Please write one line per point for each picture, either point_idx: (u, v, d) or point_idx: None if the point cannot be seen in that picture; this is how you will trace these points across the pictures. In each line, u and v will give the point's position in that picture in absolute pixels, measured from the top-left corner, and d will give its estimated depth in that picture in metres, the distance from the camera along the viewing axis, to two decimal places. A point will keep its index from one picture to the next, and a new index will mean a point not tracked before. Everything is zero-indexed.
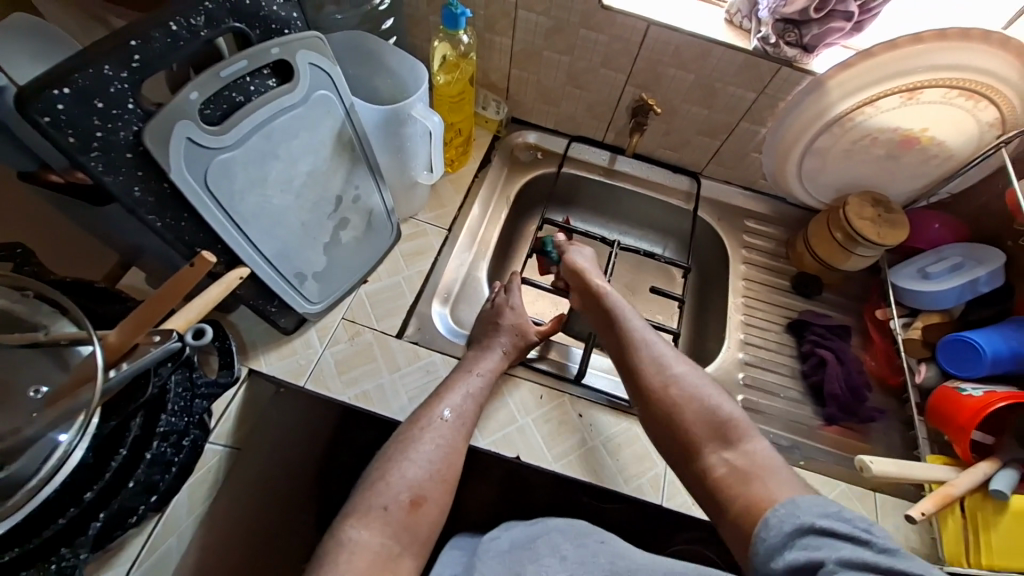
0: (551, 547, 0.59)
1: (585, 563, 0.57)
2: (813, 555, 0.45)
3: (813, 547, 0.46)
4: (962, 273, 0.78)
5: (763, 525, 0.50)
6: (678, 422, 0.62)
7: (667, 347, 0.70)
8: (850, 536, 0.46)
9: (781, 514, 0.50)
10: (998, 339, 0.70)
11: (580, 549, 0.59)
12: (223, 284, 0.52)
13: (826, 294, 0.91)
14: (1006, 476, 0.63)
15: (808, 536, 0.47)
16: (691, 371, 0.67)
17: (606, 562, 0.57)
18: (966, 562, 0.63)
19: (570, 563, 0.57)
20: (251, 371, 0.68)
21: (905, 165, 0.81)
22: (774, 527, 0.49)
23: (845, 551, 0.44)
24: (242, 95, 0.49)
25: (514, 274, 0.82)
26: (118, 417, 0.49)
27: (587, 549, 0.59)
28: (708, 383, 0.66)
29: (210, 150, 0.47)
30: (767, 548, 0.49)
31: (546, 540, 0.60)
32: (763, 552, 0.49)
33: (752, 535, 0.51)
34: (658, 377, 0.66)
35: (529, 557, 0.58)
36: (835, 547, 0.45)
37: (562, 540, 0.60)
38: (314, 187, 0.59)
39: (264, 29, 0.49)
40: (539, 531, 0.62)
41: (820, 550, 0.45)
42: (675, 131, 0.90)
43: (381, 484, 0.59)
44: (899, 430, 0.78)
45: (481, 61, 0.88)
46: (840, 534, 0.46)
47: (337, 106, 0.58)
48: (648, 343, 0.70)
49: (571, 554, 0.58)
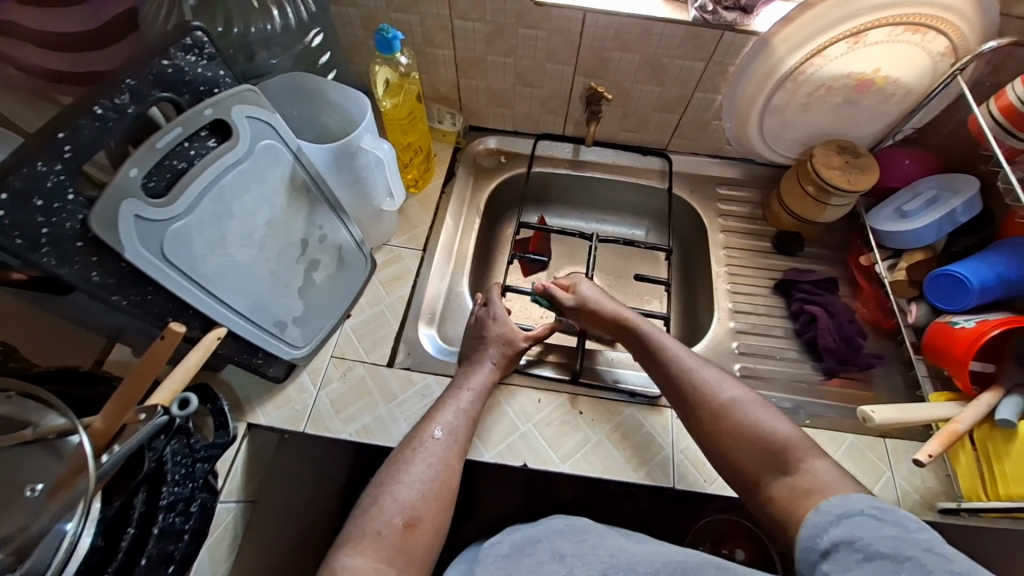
0: (549, 547, 0.60)
1: (584, 557, 0.58)
2: (860, 534, 0.46)
3: (860, 527, 0.47)
4: (939, 207, 0.77)
5: (813, 512, 0.51)
6: (736, 450, 0.60)
7: (712, 370, 0.68)
8: (896, 521, 0.46)
9: (831, 501, 0.51)
10: (983, 268, 0.70)
11: (578, 543, 0.60)
12: (202, 348, 0.53)
13: (808, 248, 0.91)
14: (1010, 404, 0.63)
15: (854, 516, 0.48)
16: (740, 392, 0.64)
17: (605, 555, 0.58)
18: (984, 495, 0.63)
19: (569, 560, 0.58)
20: (250, 426, 0.69)
21: (866, 108, 0.80)
22: (823, 509, 0.50)
23: (890, 532, 0.45)
24: (184, 161, 0.48)
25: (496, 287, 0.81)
26: (121, 497, 0.51)
27: (586, 543, 0.60)
28: (762, 408, 0.63)
29: (160, 222, 0.47)
30: (813, 526, 0.50)
31: (547, 543, 0.61)
32: (809, 531, 0.50)
33: (802, 518, 0.52)
34: (704, 404, 0.64)
35: (528, 563, 0.58)
36: (877, 528, 0.46)
37: (561, 541, 0.61)
38: (276, 236, 0.59)
39: (195, 93, 0.49)
40: (539, 533, 0.63)
41: (864, 529, 0.46)
42: (633, 113, 0.90)
43: (374, 509, 0.58)
44: (900, 371, 0.78)
45: (428, 77, 0.88)
46: (886, 518, 0.46)
47: (284, 152, 0.58)
48: (693, 369, 0.67)
49: (570, 551, 0.59)
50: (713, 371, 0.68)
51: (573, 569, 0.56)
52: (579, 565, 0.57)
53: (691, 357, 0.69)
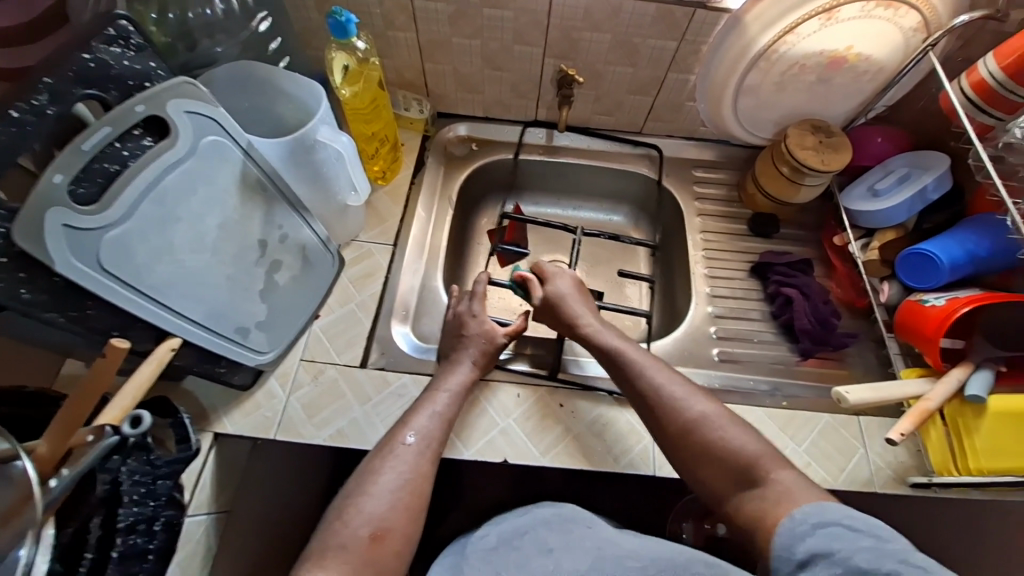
0: (535, 539, 0.61)
1: (572, 550, 0.59)
2: (839, 546, 0.47)
3: (838, 538, 0.47)
4: (910, 184, 0.77)
5: (788, 520, 0.51)
6: (705, 469, 0.59)
7: (683, 384, 0.64)
8: (868, 531, 0.48)
9: (806, 509, 0.51)
10: (954, 246, 0.70)
11: (565, 535, 0.61)
12: (154, 361, 0.50)
13: (784, 230, 0.91)
14: (980, 379, 0.64)
15: (830, 527, 0.49)
16: (713, 408, 0.62)
17: (592, 547, 0.59)
18: (956, 470, 0.65)
19: (556, 553, 0.59)
20: (216, 436, 0.66)
21: (839, 86, 0.78)
22: (799, 519, 0.51)
23: (867, 544, 0.46)
24: (117, 163, 0.45)
25: (481, 276, 0.78)
26: (74, 523, 0.48)
27: (573, 535, 0.61)
28: (737, 426, 0.60)
29: (95, 230, 0.43)
30: (788, 536, 0.50)
31: (532, 536, 0.61)
32: (785, 539, 0.50)
33: (775, 526, 0.52)
34: (673, 421, 0.62)
35: (516, 558, 0.59)
36: (853, 539, 0.47)
37: (545, 532, 0.62)
38: (230, 239, 0.56)
39: (123, 88, 0.45)
40: (525, 523, 0.63)
41: (842, 540, 0.47)
42: (606, 95, 0.87)
43: (338, 523, 0.55)
44: (873, 349, 0.79)
45: (391, 61, 0.84)
46: (860, 529, 0.48)
47: (232, 149, 0.54)
48: (663, 386, 0.64)
49: (557, 544, 0.60)
50: (685, 385, 0.64)
51: (561, 565, 0.57)
52: (566, 561, 0.57)
53: (661, 373, 0.65)
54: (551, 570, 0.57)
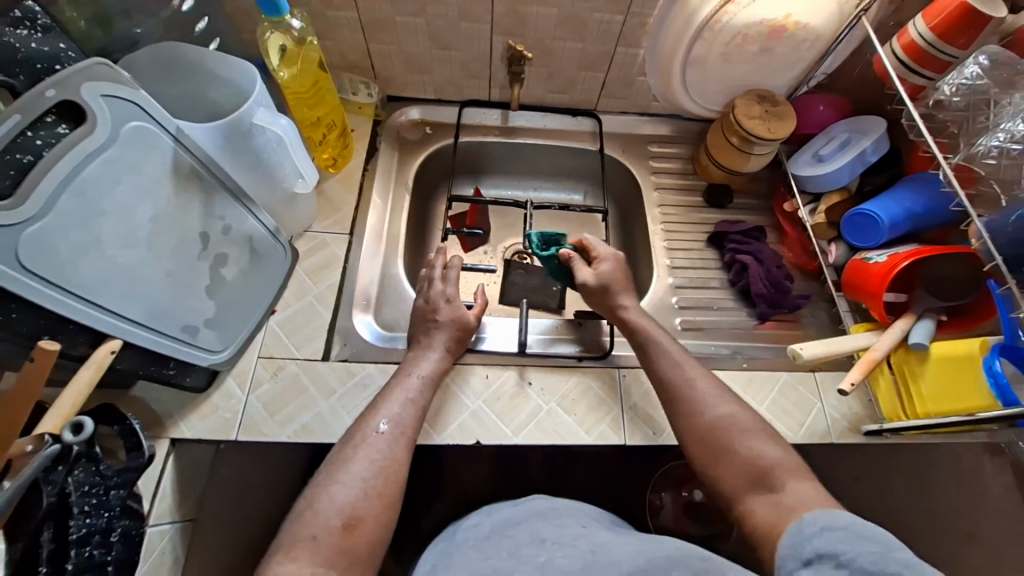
0: (529, 531, 0.61)
1: (564, 543, 0.58)
2: (843, 548, 0.44)
3: (844, 541, 0.44)
4: (851, 148, 0.80)
5: (796, 522, 0.49)
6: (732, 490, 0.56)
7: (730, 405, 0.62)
8: (877, 538, 0.44)
9: (816, 514, 0.49)
10: (893, 205, 0.74)
11: (560, 529, 0.60)
12: (93, 366, 0.47)
13: (738, 200, 0.93)
14: (921, 328, 0.68)
15: (836, 531, 0.46)
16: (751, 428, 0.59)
17: (586, 547, 0.57)
18: (905, 415, 0.68)
19: (548, 543, 0.58)
20: (173, 442, 0.62)
21: (780, 56, 0.80)
22: (809, 525, 0.48)
23: (873, 548, 0.43)
24: (30, 154, 0.41)
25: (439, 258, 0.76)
26: (23, 539, 0.46)
27: (567, 531, 0.60)
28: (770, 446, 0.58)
29: (9, 227, 0.40)
30: (796, 538, 0.48)
31: (526, 526, 0.62)
32: (792, 540, 0.48)
33: (784, 530, 0.50)
34: (713, 446, 0.59)
35: (507, 546, 0.58)
36: (859, 542, 0.44)
37: (540, 524, 0.62)
38: (166, 232, 0.53)
39: (31, 72, 0.42)
40: (519, 517, 0.65)
41: (850, 544, 0.44)
42: (557, 72, 0.86)
43: (308, 513, 0.53)
44: (825, 308, 0.83)
45: (334, 43, 0.81)
46: (870, 536, 0.44)
47: (159, 136, 0.51)
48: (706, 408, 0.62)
49: (550, 535, 0.59)
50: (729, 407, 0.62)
51: (553, 552, 0.56)
52: (558, 549, 0.56)
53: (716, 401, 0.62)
54: (542, 559, 0.55)
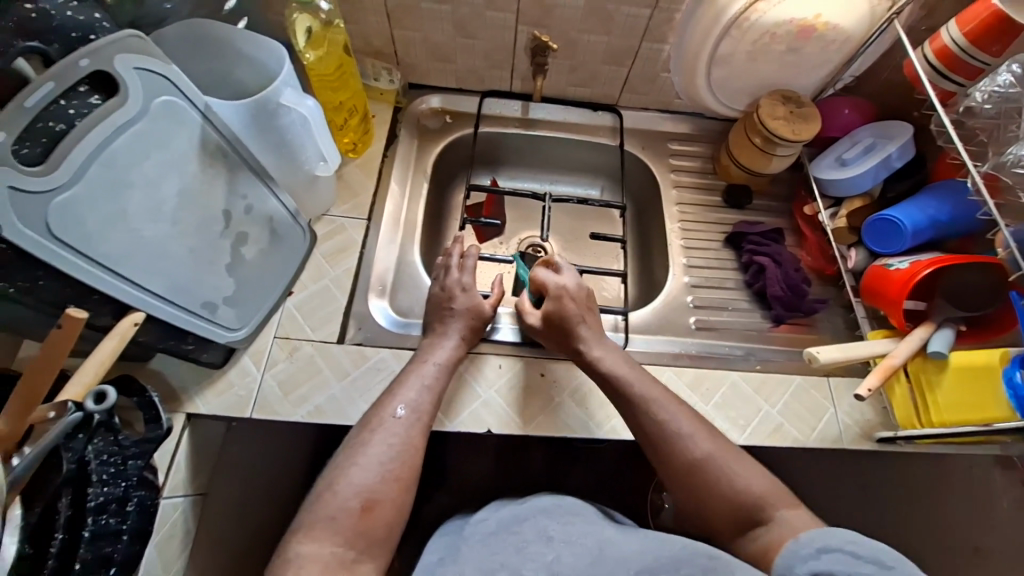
0: (536, 528, 0.60)
1: (572, 541, 0.58)
2: (837, 568, 0.47)
3: (839, 562, 0.48)
4: (875, 153, 0.79)
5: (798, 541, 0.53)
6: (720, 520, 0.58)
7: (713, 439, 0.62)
8: (872, 559, 0.47)
9: (812, 534, 0.52)
10: (917, 212, 0.72)
11: (567, 526, 0.60)
12: (117, 336, 0.48)
13: (757, 201, 0.93)
14: (942, 337, 0.67)
15: (832, 551, 0.49)
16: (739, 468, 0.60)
17: (594, 544, 0.57)
18: (919, 423, 0.68)
19: (556, 542, 0.57)
20: (189, 417, 0.63)
21: (808, 57, 0.79)
22: (805, 543, 0.52)
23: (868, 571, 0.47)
24: (63, 123, 0.42)
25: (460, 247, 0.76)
26: (41, 503, 0.46)
27: (575, 527, 0.60)
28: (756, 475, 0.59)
29: (41, 195, 0.40)
30: (793, 555, 0.51)
31: (534, 522, 0.61)
32: (786, 558, 0.52)
33: (782, 546, 0.53)
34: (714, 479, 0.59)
35: (515, 543, 0.58)
36: (853, 565, 0.47)
37: (548, 520, 0.61)
38: (191, 208, 0.53)
39: (66, 41, 0.42)
40: (524, 512, 0.63)
41: (844, 565, 0.48)
42: (581, 66, 0.86)
43: (327, 494, 0.54)
44: (842, 314, 0.82)
45: (358, 28, 0.81)
46: (864, 558, 0.48)
47: (188, 111, 0.51)
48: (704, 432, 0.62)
49: (558, 534, 0.59)
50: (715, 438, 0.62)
51: (561, 551, 0.56)
52: (566, 549, 0.56)
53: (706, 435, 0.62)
54: (551, 558, 0.55)
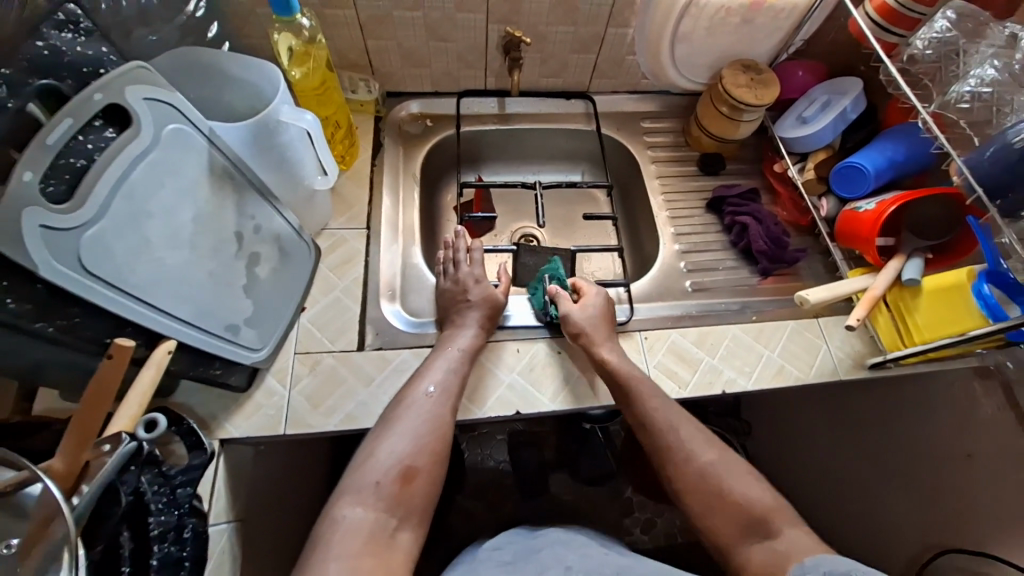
0: (554, 557, 0.64)
1: (590, 567, 0.62)
2: None
3: None
4: (832, 108, 0.86)
5: (799, 565, 0.54)
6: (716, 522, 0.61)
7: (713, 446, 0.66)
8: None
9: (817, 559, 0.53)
10: (877, 155, 0.79)
11: (584, 558, 0.64)
12: (153, 366, 0.49)
13: (729, 166, 0.98)
14: (913, 265, 0.73)
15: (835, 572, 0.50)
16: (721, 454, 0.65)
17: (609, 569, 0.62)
18: (902, 344, 0.74)
19: (574, 569, 0.61)
20: (223, 442, 0.63)
21: (761, 26, 0.85)
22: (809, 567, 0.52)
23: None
24: (83, 158, 0.42)
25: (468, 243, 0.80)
26: (102, 540, 0.45)
27: (590, 557, 0.64)
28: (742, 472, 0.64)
29: (70, 231, 0.41)
30: None
31: (550, 552, 0.65)
32: None
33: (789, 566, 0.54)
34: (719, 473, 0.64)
35: (533, 567, 0.62)
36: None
37: (564, 551, 0.65)
38: (206, 232, 0.54)
39: (78, 76, 0.43)
40: (541, 543, 0.67)
41: None
42: (551, 57, 0.89)
43: (368, 461, 0.58)
44: (821, 260, 0.88)
45: (332, 43, 0.82)
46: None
47: (195, 137, 0.52)
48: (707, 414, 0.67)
49: (576, 563, 0.63)
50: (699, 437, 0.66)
51: None
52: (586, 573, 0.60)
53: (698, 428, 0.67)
54: None
